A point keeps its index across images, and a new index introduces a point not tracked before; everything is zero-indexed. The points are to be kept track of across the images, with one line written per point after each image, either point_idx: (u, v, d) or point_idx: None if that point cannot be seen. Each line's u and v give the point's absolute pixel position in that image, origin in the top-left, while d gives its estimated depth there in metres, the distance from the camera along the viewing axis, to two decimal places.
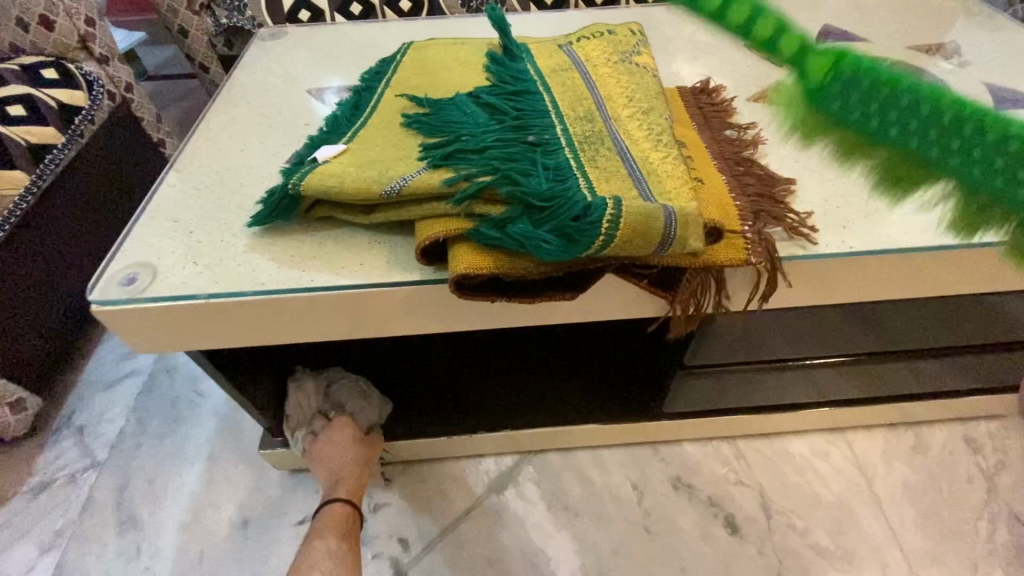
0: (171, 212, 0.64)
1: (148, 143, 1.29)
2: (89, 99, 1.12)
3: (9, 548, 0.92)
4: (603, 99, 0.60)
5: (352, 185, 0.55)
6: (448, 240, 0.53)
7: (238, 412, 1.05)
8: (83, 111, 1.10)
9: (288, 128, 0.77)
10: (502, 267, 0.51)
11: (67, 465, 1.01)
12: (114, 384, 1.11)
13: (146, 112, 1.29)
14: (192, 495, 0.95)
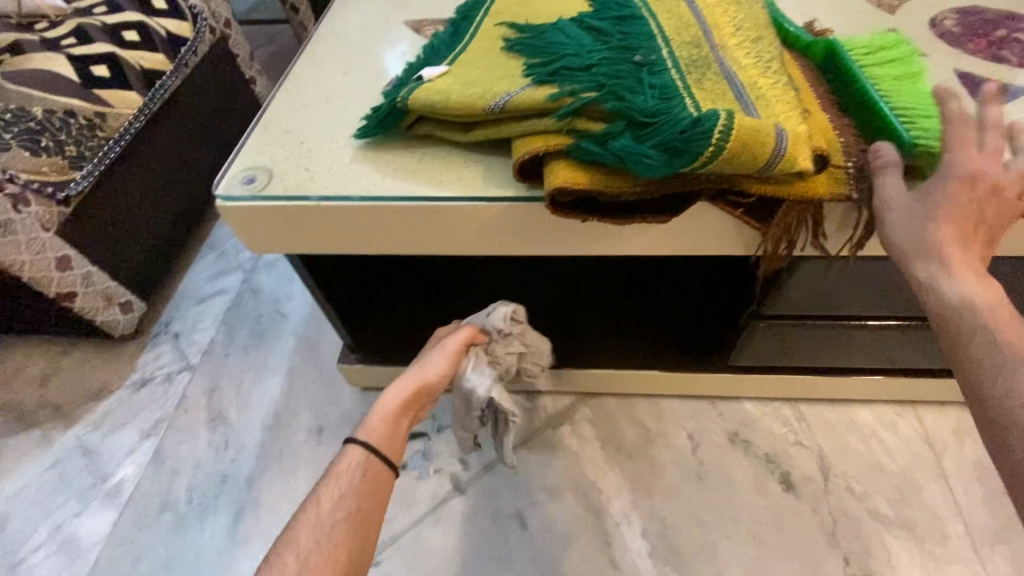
0: (282, 125, 0.69)
1: (242, 79, 1.36)
2: (194, 31, 1.18)
3: (115, 431, 1.02)
4: (709, 27, 0.59)
5: (457, 99, 0.58)
6: (546, 156, 0.54)
7: (315, 333, 1.13)
8: (189, 43, 1.17)
9: (386, 55, 0.80)
10: (597, 184, 0.52)
11: (164, 366, 1.11)
12: (205, 299, 1.21)
13: (242, 49, 1.35)
14: (274, 401, 1.03)
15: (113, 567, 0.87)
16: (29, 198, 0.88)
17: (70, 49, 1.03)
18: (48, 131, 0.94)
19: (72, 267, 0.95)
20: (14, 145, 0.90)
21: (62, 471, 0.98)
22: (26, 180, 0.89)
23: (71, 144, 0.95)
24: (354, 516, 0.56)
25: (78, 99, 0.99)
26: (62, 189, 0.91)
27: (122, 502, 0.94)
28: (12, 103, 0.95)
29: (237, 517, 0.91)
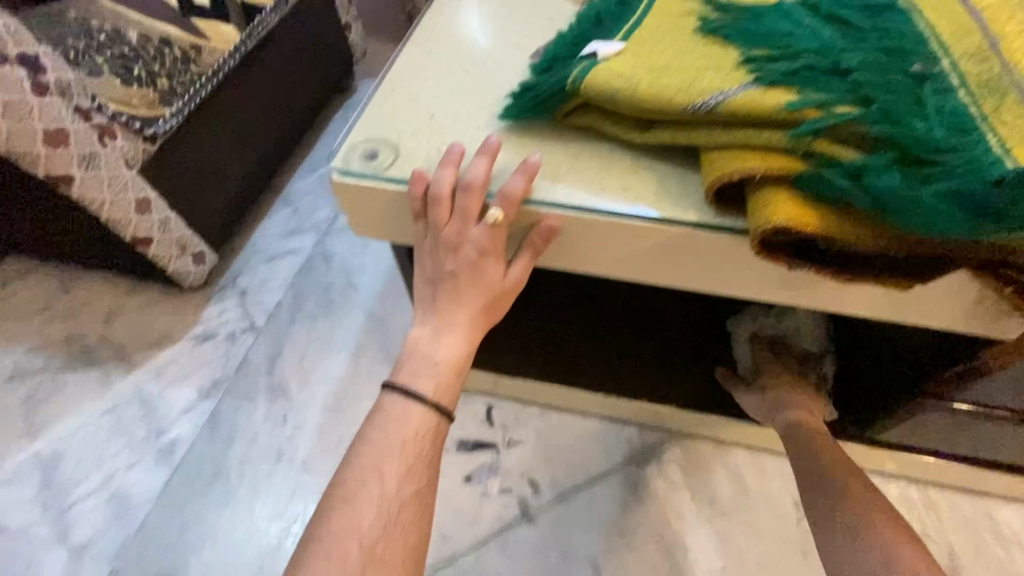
0: (408, 89, 0.59)
1: (339, 24, 1.26)
2: None
3: (175, 384, 0.98)
4: (995, 33, 0.44)
5: (649, 89, 0.45)
6: (755, 182, 0.42)
7: (386, 312, 1.05)
8: None
9: (529, 19, 0.67)
10: (827, 232, 0.40)
11: (228, 323, 1.05)
12: (276, 256, 1.14)
13: None
14: (338, 381, 0.96)
15: (160, 533, 0.83)
16: (115, 131, 0.82)
17: None
18: (141, 59, 0.86)
19: (151, 211, 0.86)
20: (106, 71, 0.83)
21: (118, 418, 0.94)
22: (114, 111, 0.82)
23: (164, 76, 0.87)
24: None
25: (174, 27, 0.91)
26: (150, 126, 0.84)
27: (174, 463, 0.89)
28: (105, 23, 0.87)
29: (290, 502, 0.85)
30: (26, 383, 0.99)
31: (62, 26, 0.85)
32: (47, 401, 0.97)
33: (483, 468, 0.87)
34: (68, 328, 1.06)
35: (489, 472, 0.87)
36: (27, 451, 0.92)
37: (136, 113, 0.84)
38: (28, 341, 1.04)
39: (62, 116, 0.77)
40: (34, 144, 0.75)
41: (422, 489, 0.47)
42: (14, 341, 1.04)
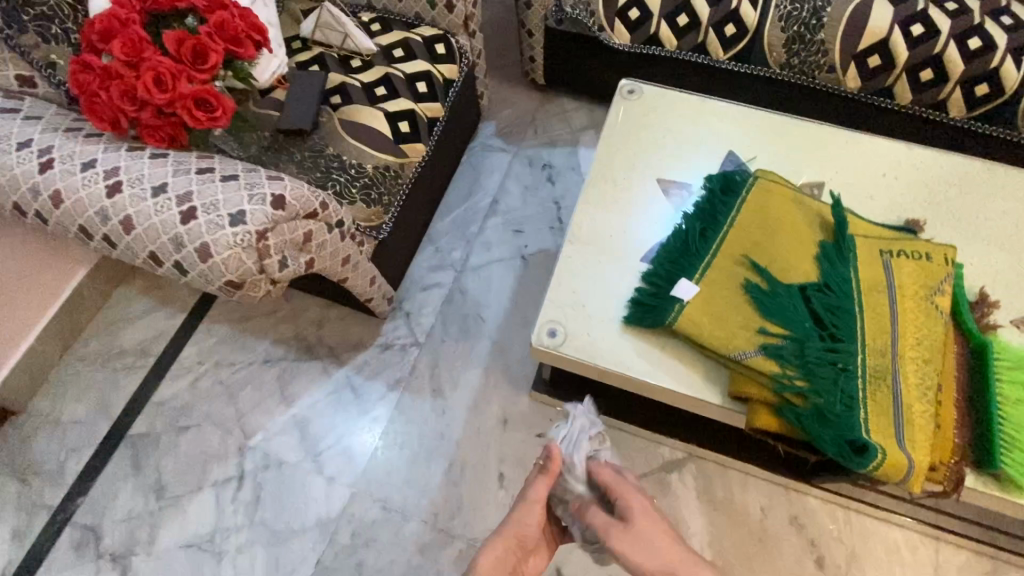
0: (568, 284, 1.03)
1: (471, 99, 1.63)
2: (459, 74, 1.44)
3: (371, 378, 1.51)
4: (897, 330, 0.85)
5: (708, 338, 0.88)
6: (749, 400, 0.87)
7: (505, 341, 1.54)
8: (455, 85, 1.44)
9: (643, 222, 1.08)
10: (776, 433, 0.85)
11: (400, 337, 1.56)
12: (427, 287, 1.63)
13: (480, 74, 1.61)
14: (475, 388, 1.48)
15: (376, 473, 1.40)
16: (366, 241, 1.25)
17: (384, 105, 1.32)
18: (377, 184, 1.27)
19: (377, 282, 1.31)
20: (358, 199, 1.24)
21: (338, 398, 1.49)
22: (366, 229, 1.24)
23: (385, 192, 1.27)
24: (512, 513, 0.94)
25: (391, 155, 1.29)
26: (379, 231, 1.27)
27: (379, 432, 1.44)
28: (354, 160, 1.26)
29: (451, 466, 1.39)
30: (275, 366, 1.53)
31: (325, 159, 1.25)
32: (292, 380, 1.51)
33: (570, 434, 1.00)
34: (293, 328, 1.57)
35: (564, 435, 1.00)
36: (286, 413, 1.47)
37: (372, 224, 1.26)
38: (269, 335, 1.57)
39: (350, 251, 1.13)
40: (337, 268, 1.13)
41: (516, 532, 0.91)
42: (260, 335, 1.57)
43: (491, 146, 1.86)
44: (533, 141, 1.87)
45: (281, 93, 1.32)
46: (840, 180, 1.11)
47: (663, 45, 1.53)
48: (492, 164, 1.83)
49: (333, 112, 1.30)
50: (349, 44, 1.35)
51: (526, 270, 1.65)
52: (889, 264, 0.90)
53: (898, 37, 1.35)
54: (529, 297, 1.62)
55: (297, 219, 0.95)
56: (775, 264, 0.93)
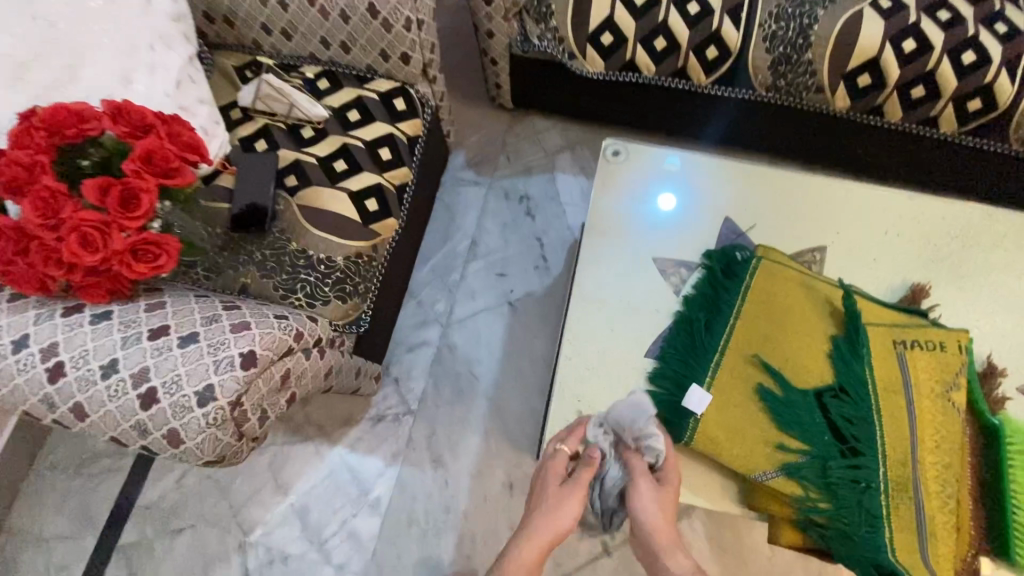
0: (572, 392, 0.97)
1: (439, 143, 1.50)
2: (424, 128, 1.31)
3: (367, 455, 1.45)
4: (915, 435, 0.82)
5: (727, 458, 0.85)
6: (772, 517, 0.85)
7: (501, 399, 1.48)
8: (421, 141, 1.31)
9: (644, 308, 1.01)
10: (800, 549, 0.84)
11: (392, 407, 1.49)
12: (413, 347, 1.54)
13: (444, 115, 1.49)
14: (476, 455, 1.44)
15: (386, 556, 1.37)
16: (346, 338, 1.16)
17: (347, 182, 1.19)
18: (350, 278, 1.15)
19: (362, 372, 1.25)
20: (332, 297, 1.13)
21: (336, 480, 1.43)
22: (345, 327, 1.14)
23: (361, 282, 1.17)
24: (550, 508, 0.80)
25: (362, 241, 1.18)
26: (360, 323, 1.19)
27: (383, 512, 1.40)
28: (322, 253, 1.14)
29: (461, 540, 1.37)
30: (264, 453, 1.46)
31: (289, 257, 1.13)
32: (285, 467, 1.45)
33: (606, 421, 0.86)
34: None
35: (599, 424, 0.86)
36: (283, 503, 1.42)
37: (351, 319, 1.16)
38: None
39: (332, 360, 1.07)
40: (321, 382, 1.06)
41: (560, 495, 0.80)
42: None
43: (463, 180, 1.73)
44: (507, 170, 1.74)
45: (229, 180, 1.18)
46: (843, 241, 1.06)
47: (640, 70, 1.41)
48: (466, 200, 1.71)
49: (290, 197, 1.17)
50: (295, 112, 1.21)
51: (515, 318, 1.56)
52: (905, 359, 0.86)
53: (890, 55, 1.26)
54: (522, 348, 1.53)
55: (271, 369, 0.87)
56: (788, 365, 0.88)
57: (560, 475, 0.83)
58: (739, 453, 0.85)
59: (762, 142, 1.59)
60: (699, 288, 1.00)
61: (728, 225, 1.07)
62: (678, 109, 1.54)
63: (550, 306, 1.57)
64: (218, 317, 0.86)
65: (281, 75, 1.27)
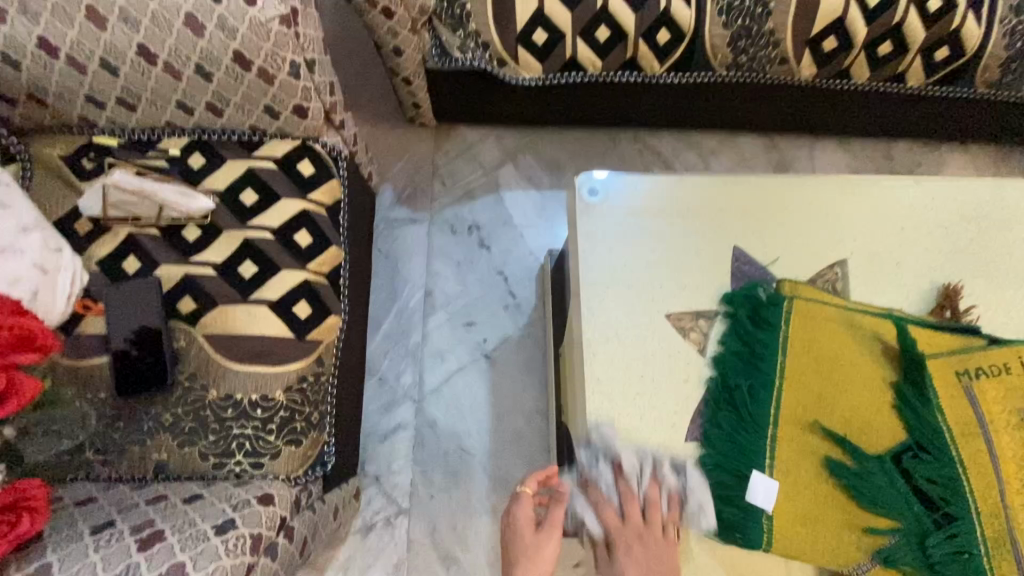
0: None
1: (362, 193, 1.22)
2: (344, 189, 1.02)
3: (365, 575, 1.23)
4: (1002, 479, 0.73)
5: (813, 556, 0.74)
6: None
7: (502, 469, 1.30)
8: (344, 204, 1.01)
9: (672, 382, 0.84)
10: None
11: (380, 511, 1.27)
12: (389, 435, 1.32)
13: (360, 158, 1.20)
14: (489, 539, 1.26)
15: None
16: (311, 487, 0.90)
17: (263, 289, 0.92)
18: (298, 411, 0.89)
19: (339, 507, 1.00)
20: (282, 446, 0.87)
21: None
22: (306, 476, 0.88)
23: (314, 411, 0.90)
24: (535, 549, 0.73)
25: (300, 360, 0.90)
26: (325, 461, 0.91)
27: None
28: (253, 393, 0.87)
29: None
30: None
31: (211, 409, 0.86)
32: None
33: (602, 433, 0.80)
34: None
35: (593, 434, 0.80)
36: None
37: (311, 462, 0.89)
38: None
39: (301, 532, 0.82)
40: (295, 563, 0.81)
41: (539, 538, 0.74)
42: None
43: (397, 220, 1.47)
44: (446, 198, 1.49)
45: (98, 323, 0.88)
46: (864, 248, 0.93)
47: (584, 68, 1.19)
48: (407, 244, 1.45)
49: (191, 328, 0.89)
50: (167, 214, 0.91)
51: (495, 371, 1.37)
52: (976, 393, 0.76)
53: (856, 12, 1.13)
54: (511, 403, 1.35)
55: None
56: (854, 429, 0.77)
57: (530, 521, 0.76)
58: (826, 547, 0.74)
59: (720, 118, 1.44)
60: (731, 345, 0.84)
61: (739, 255, 0.91)
62: (629, 99, 1.35)
63: (532, 349, 1.39)
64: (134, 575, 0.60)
65: (133, 162, 0.95)
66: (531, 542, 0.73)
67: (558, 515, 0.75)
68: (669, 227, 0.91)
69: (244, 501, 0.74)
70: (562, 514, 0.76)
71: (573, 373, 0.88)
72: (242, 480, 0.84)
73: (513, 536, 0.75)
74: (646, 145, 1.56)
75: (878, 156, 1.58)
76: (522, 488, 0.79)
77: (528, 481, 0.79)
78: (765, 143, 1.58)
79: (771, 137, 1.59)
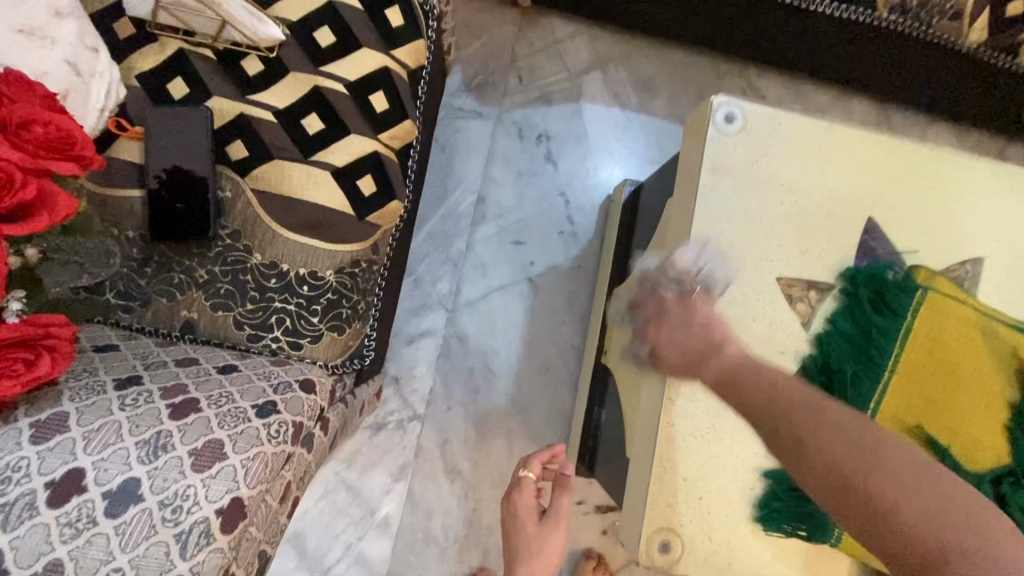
0: (676, 469, 0.73)
1: (438, 67, 1.06)
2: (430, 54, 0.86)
3: (368, 471, 1.21)
4: None
5: None
6: None
7: (524, 397, 1.25)
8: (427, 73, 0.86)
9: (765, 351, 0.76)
10: None
11: (393, 413, 1.22)
12: (414, 339, 1.24)
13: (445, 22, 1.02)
14: (499, 462, 1.23)
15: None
16: (345, 378, 0.82)
17: (325, 151, 0.78)
18: (346, 296, 0.79)
19: (366, 403, 0.95)
20: (324, 330, 0.78)
21: (334, 502, 1.19)
22: (344, 364, 0.80)
23: (364, 300, 0.81)
24: (530, 535, 0.78)
25: (357, 241, 0.80)
26: (363, 353, 0.84)
27: (394, 532, 1.20)
28: (301, 267, 0.77)
29: (487, 555, 1.21)
30: None
31: (251, 275, 0.76)
32: None
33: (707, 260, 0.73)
34: None
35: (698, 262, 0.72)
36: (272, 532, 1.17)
37: (351, 352, 0.81)
38: None
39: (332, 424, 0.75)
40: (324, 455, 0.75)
41: (535, 522, 0.79)
42: None
43: (462, 110, 1.31)
44: (519, 96, 1.32)
45: (133, 151, 0.75)
46: (1003, 251, 0.82)
47: None
48: (467, 140, 1.30)
49: (239, 178, 0.77)
50: (229, 34, 0.75)
51: (536, 298, 1.28)
52: None
53: None
54: (545, 334, 1.27)
55: (266, 502, 0.57)
56: (959, 437, 0.69)
57: (533, 511, 0.80)
58: None
59: (845, 70, 1.27)
60: (840, 325, 0.75)
61: (870, 229, 0.79)
62: (757, 23, 1.16)
63: (579, 283, 1.29)
64: (166, 444, 0.53)
65: None
66: (535, 532, 0.78)
67: (562, 507, 0.79)
68: (802, 180, 0.79)
69: (284, 383, 0.65)
70: (566, 503, 0.79)
71: None
72: (278, 359, 0.76)
73: (516, 524, 0.79)
74: (748, 86, 1.38)
75: (990, 155, 1.43)
76: (526, 473, 0.82)
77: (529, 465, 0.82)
78: (876, 112, 1.42)
79: (886, 106, 1.42)
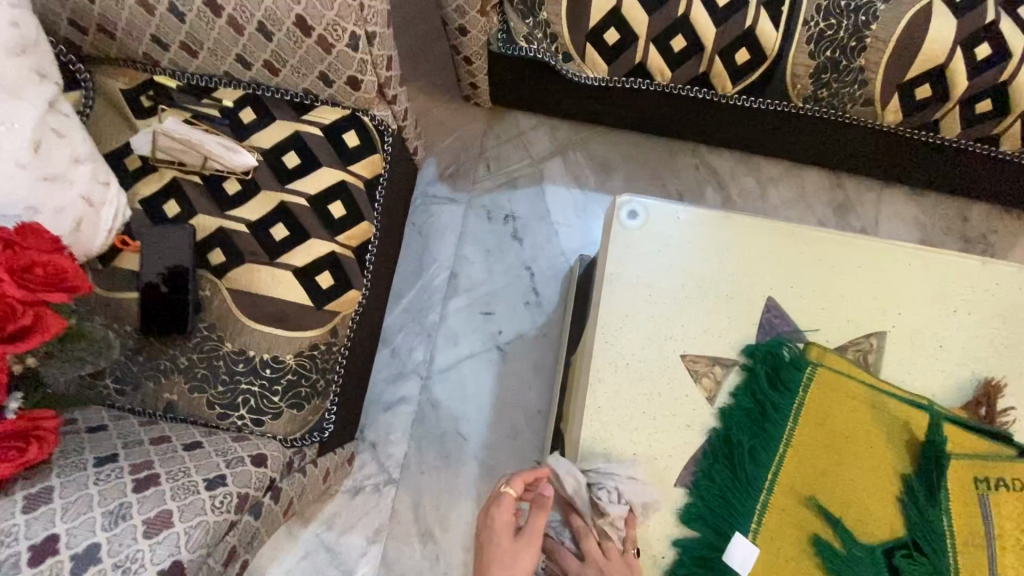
0: None
1: (404, 167, 1.21)
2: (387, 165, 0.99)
3: (346, 532, 1.29)
4: None
5: None
6: None
7: (494, 461, 1.32)
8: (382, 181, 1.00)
9: (676, 425, 0.82)
10: None
11: (370, 476, 1.31)
12: (391, 406, 1.35)
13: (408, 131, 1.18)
14: (469, 525, 1.29)
15: None
16: (303, 450, 0.92)
17: (289, 253, 0.93)
18: (305, 377, 0.91)
19: (331, 471, 1.04)
20: (285, 408, 0.89)
21: (314, 562, 1.27)
22: (302, 438, 0.90)
23: (322, 380, 0.92)
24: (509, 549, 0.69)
25: (315, 328, 0.92)
26: (322, 426, 0.92)
27: None
28: (265, 354, 0.90)
29: None
30: None
31: (224, 362, 0.89)
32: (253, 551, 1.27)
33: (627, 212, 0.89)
34: None
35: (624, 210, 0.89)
36: None
37: (307, 425, 0.90)
38: None
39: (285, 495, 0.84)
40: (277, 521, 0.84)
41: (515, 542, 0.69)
42: None
43: (436, 197, 1.46)
44: (488, 182, 1.47)
45: (133, 261, 0.91)
46: (908, 326, 0.87)
47: (651, 77, 1.14)
48: (441, 223, 1.45)
49: (217, 279, 0.92)
50: (212, 164, 0.93)
51: (504, 366, 1.37)
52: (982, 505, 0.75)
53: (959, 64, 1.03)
54: (514, 401, 1.36)
55: (208, 564, 0.68)
56: (852, 510, 0.76)
57: (511, 524, 0.71)
58: None
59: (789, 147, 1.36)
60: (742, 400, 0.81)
61: (772, 308, 0.86)
62: (693, 113, 1.29)
63: (546, 351, 1.38)
64: (126, 514, 0.65)
65: (187, 106, 0.97)
66: (510, 549, 0.69)
67: (540, 522, 0.71)
68: (704, 265, 0.88)
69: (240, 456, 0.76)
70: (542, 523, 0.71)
71: (577, 392, 0.87)
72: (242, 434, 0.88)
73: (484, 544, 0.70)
74: (701, 162, 1.49)
75: (950, 216, 1.47)
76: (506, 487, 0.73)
77: (512, 482, 0.73)
78: (831, 180, 1.49)
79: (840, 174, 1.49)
